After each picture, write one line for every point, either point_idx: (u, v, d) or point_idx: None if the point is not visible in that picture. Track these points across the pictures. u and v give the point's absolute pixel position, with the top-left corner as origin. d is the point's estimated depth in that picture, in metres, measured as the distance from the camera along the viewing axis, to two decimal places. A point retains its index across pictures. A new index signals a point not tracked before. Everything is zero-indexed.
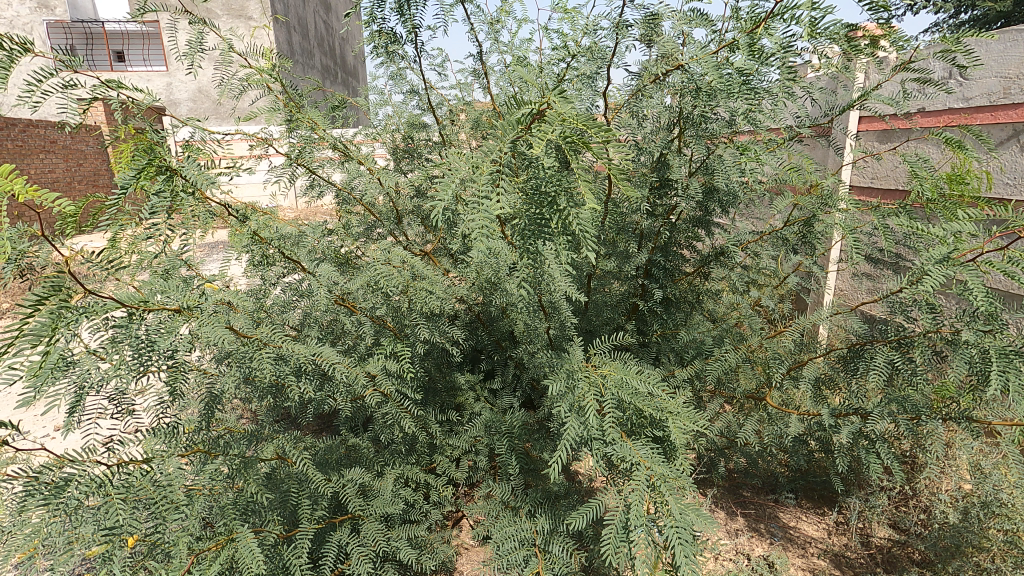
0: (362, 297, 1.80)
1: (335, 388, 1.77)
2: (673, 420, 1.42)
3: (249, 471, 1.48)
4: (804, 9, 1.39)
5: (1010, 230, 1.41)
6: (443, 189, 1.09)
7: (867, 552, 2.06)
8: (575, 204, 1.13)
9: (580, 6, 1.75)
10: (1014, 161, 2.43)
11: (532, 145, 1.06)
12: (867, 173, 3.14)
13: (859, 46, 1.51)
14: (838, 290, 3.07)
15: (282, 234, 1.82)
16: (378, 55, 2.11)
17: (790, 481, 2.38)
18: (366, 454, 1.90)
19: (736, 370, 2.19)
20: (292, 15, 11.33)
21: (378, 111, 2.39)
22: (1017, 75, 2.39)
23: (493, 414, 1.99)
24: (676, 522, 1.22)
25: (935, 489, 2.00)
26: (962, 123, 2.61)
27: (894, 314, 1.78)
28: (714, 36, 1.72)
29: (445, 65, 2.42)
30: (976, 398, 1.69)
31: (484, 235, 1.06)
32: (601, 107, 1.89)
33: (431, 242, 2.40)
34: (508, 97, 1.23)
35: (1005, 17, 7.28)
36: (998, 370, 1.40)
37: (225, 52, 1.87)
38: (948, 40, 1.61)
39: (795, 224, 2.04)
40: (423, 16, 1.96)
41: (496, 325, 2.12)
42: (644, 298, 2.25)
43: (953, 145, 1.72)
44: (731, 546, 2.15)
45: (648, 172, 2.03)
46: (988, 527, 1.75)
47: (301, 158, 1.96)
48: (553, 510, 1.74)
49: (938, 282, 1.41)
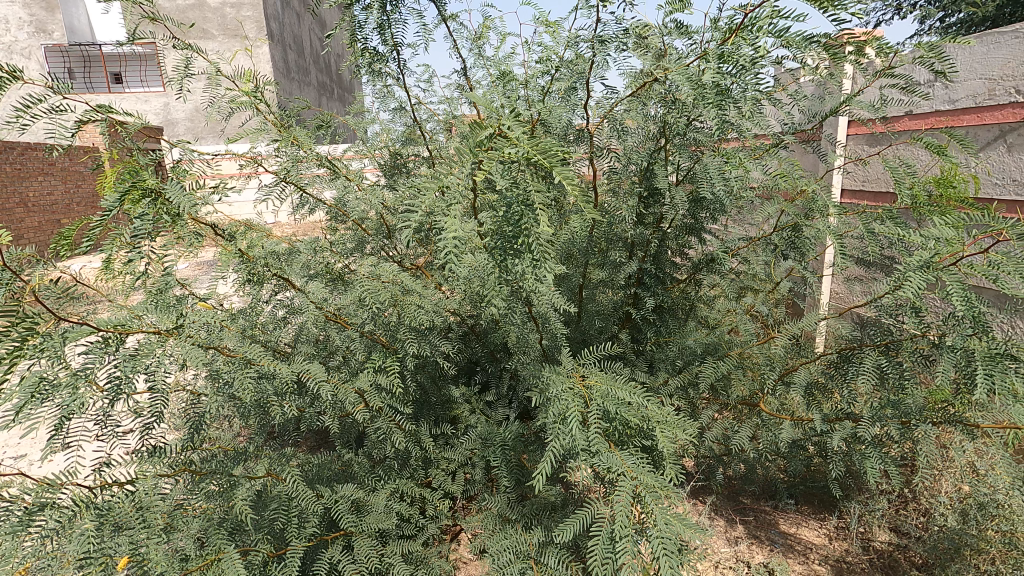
0: (352, 313, 1.81)
1: (325, 404, 1.77)
2: (660, 430, 1.39)
3: (236, 491, 1.47)
4: (768, 20, 1.45)
5: (991, 232, 1.40)
6: (410, 209, 1.12)
7: (868, 557, 2.04)
8: (538, 222, 1.13)
9: (561, 21, 1.77)
10: (1001, 162, 2.41)
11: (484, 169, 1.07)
12: (857, 177, 3.17)
13: (842, 54, 1.50)
14: (832, 294, 3.09)
15: (270, 250, 1.83)
16: (365, 73, 2.14)
17: (789, 487, 2.37)
18: (359, 471, 1.89)
19: (730, 377, 2.18)
20: (289, 36, 11.59)
21: (367, 129, 2.48)
22: (1000, 77, 2.39)
23: (487, 427, 1.98)
24: (661, 534, 1.18)
25: (933, 493, 1.99)
26: (948, 126, 2.62)
27: (882, 319, 1.77)
28: (693, 47, 1.71)
29: (433, 81, 2.47)
30: (969, 400, 1.68)
31: (452, 254, 1.13)
32: (582, 119, 1.88)
33: (422, 254, 2.43)
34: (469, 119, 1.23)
35: (991, 22, 7.28)
36: (983, 373, 1.40)
37: (211, 74, 1.90)
38: (923, 47, 1.59)
39: (783, 229, 2.02)
40: (405, 34, 1.99)
41: (489, 337, 2.11)
42: (637, 307, 2.25)
43: (935, 148, 1.66)
44: (730, 554, 2.13)
45: (637, 182, 2.02)
46: (986, 529, 1.74)
47: (290, 175, 1.94)
48: (546, 522, 1.72)
49: (919, 287, 1.41)
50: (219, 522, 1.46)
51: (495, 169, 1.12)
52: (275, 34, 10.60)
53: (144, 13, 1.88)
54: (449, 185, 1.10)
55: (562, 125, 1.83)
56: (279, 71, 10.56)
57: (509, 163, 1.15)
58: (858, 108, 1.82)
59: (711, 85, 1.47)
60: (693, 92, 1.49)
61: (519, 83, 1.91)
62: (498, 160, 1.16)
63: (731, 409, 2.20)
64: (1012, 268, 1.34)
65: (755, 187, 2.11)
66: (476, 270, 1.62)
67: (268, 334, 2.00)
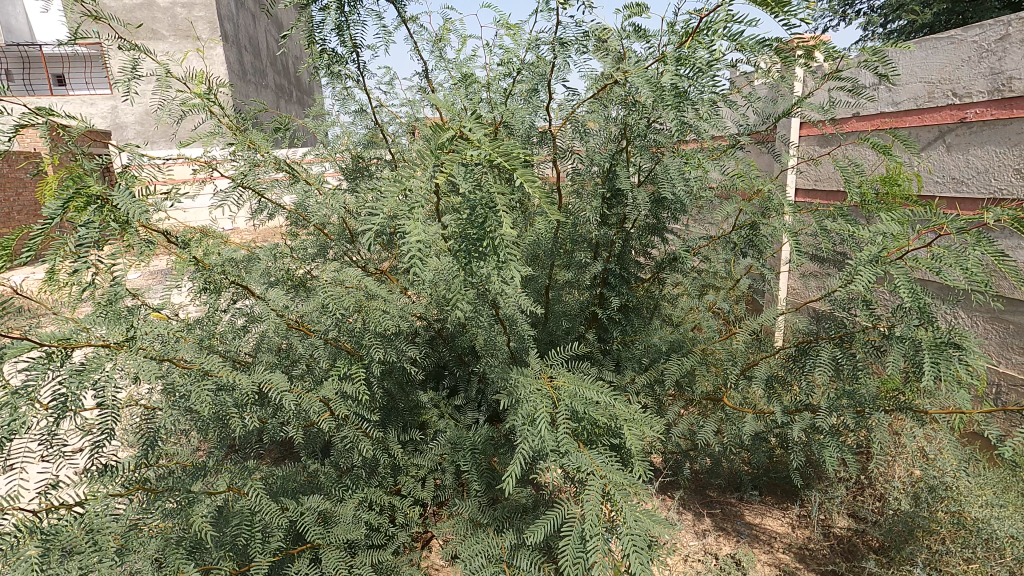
0: (314, 320, 1.77)
1: (289, 414, 1.72)
2: (628, 427, 1.41)
3: (196, 508, 1.41)
4: (722, 24, 1.49)
5: (934, 227, 1.47)
6: (372, 213, 1.10)
7: (828, 543, 2.11)
8: (503, 225, 1.13)
9: (522, 23, 1.77)
10: (941, 161, 2.54)
11: (446, 172, 1.07)
12: (810, 176, 3.28)
13: (793, 58, 1.55)
14: (789, 289, 3.19)
15: (227, 257, 1.77)
16: (324, 75, 2.10)
17: (754, 478, 2.43)
18: (326, 481, 1.85)
19: (694, 373, 2.22)
20: (244, 37, 11.29)
21: (327, 131, 2.44)
22: (938, 80, 2.51)
23: (457, 431, 1.97)
24: (630, 530, 1.20)
25: (887, 478, 2.08)
26: (892, 127, 2.74)
27: (836, 313, 1.83)
28: (651, 51, 1.74)
29: (394, 84, 2.44)
30: (918, 388, 1.76)
31: (416, 258, 1.12)
32: (545, 121, 1.89)
33: (385, 259, 2.39)
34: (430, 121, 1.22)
35: (929, 29, 7.68)
36: (930, 361, 1.48)
37: (160, 76, 1.83)
38: (867, 51, 1.66)
39: (741, 227, 2.07)
40: (364, 35, 1.96)
41: (456, 341, 2.09)
42: (602, 307, 2.27)
43: (881, 148, 1.73)
44: (698, 547, 2.17)
45: (600, 184, 2.04)
46: (936, 511, 1.83)
47: (247, 179, 1.88)
48: (518, 525, 1.72)
49: (869, 281, 1.47)
50: (177, 542, 1.42)
51: (457, 171, 1.11)
52: (230, 36, 10.31)
53: (86, 11, 1.80)
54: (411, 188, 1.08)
55: (525, 127, 1.84)
56: (234, 74, 10.27)
57: (472, 165, 1.14)
58: (809, 110, 1.89)
59: (670, 87, 1.50)
60: (652, 94, 1.52)
61: (481, 85, 1.90)
62: (460, 162, 1.15)
63: (696, 404, 2.24)
64: (953, 261, 1.41)
65: (714, 187, 2.17)
66: (441, 274, 1.60)
67: (227, 343, 1.93)
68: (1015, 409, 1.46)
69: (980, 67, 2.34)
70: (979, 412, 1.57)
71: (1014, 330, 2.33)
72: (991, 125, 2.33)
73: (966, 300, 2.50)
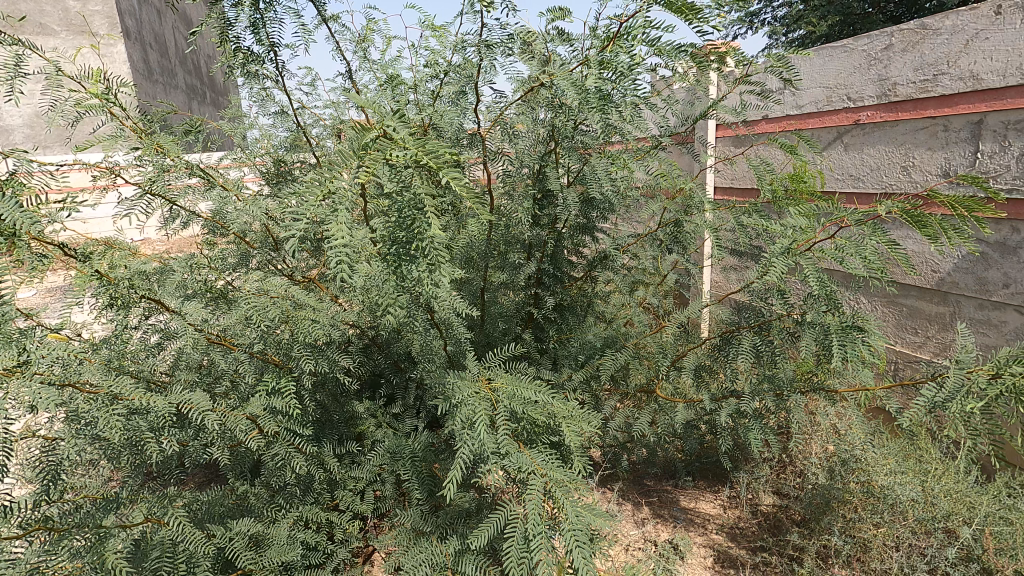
0: (238, 333, 1.68)
1: (213, 435, 1.62)
2: (567, 424, 1.43)
3: (108, 544, 1.30)
4: (641, 29, 1.54)
5: (836, 220, 1.59)
6: (295, 218, 1.05)
7: (756, 520, 2.24)
8: (432, 226, 1.11)
9: (447, 25, 1.77)
10: (840, 160, 2.76)
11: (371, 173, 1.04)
12: (727, 175, 3.47)
13: (707, 63, 1.63)
14: (712, 283, 3.36)
15: (136, 270, 1.64)
16: (239, 75, 2.00)
17: (687, 464, 2.54)
18: (257, 503, 1.76)
19: (628, 367, 2.29)
20: (149, 34, 10.56)
21: (246, 134, 2.32)
22: (835, 85, 2.73)
23: (395, 440, 1.92)
24: (572, 526, 1.21)
25: (806, 455, 2.23)
26: (797, 128, 2.95)
27: (755, 303, 1.95)
28: (575, 54, 1.78)
29: (316, 85, 2.36)
30: (828, 370, 1.90)
31: (344, 264, 1.08)
32: (474, 123, 1.89)
33: (314, 266, 2.31)
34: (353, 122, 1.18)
35: (824, 39, 8.36)
36: (838, 344, 1.60)
37: (50, 74, 1.66)
38: (773, 57, 1.77)
39: (666, 225, 2.15)
40: (282, 34, 1.88)
41: (391, 348, 2.05)
42: (538, 306, 2.29)
43: (788, 148, 1.85)
44: (638, 535, 2.24)
45: (530, 185, 2.07)
46: (849, 481, 1.98)
47: (156, 186, 1.75)
48: (461, 530, 1.70)
49: (782, 272, 1.57)
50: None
51: (383, 172, 1.08)
52: (132, 32, 9.61)
53: None
54: (335, 190, 1.05)
55: (454, 129, 1.83)
56: (138, 73, 9.58)
57: (398, 166, 1.12)
58: (723, 112, 1.99)
59: (594, 90, 1.54)
60: (576, 96, 1.55)
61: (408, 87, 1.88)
62: (385, 163, 1.12)
63: (631, 397, 2.31)
64: (853, 251, 1.54)
65: (640, 186, 2.24)
66: (373, 279, 1.56)
67: (139, 363, 1.79)
68: (910, 383, 1.61)
69: (869, 73, 2.56)
70: (881, 388, 1.72)
71: (906, 312, 2.57)
72: (880, 127, 2.55)
73: (865, 287, 2.73)
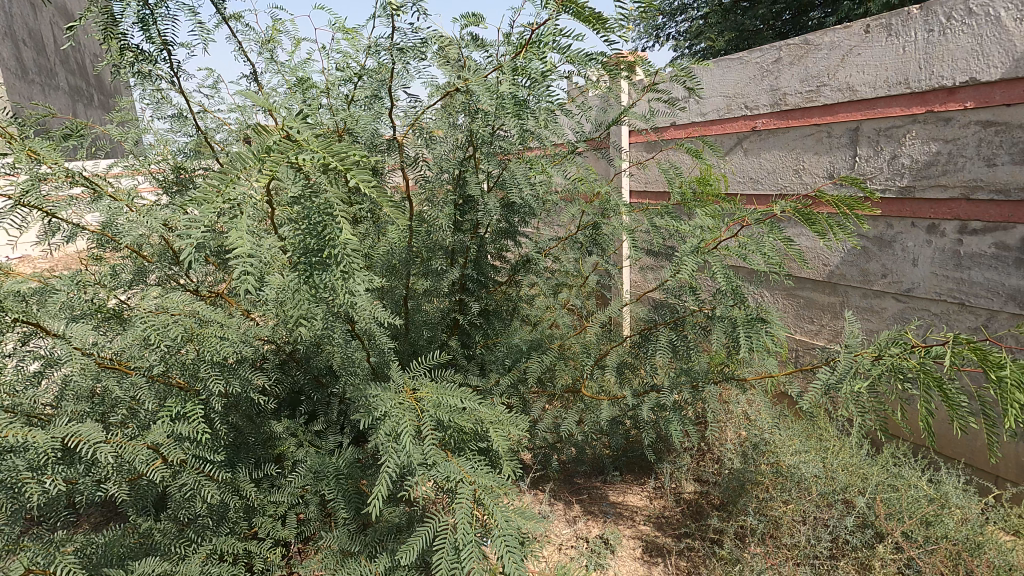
0: (135, 355, 1.54)
1: (108, 468, 1.47)
2: (494, 430, 1.42)
3: None
4: (552, 37, 1.56)
5: (738, 219, 1.70)
6: (192, 226, 0.99)
7: (680, 508, 2.34)
8: (344, 232, 1.07)
9: (359, 27, 1.73)
10: (741, 164, 2.96)
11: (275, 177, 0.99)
12: (641, 180, 3.62)
13: (616, 71, 1.70)
14: (631, 283, 3.49)
15: (10, 291, 1.47)
16: (130, 76, 1.85)
17: (614, 460, 2.61)
18: (163, 540, 1.61)
19: (554, 369, 2.33)
20: (22, 29, 9.53)
21: (141, 140, 2.15)
22: (733, 95, 2.92)
23: (318, 459, 1.84)
24: (502, 531, 1.21)
25: (722, 442, 2.36)
26: (702, 135, 3.13)
27: (670, 300, 2.04)
28: (490, 60, 1.79)
29: (219, 88, 2.24)
30: (738, 360, 2.02)
31: (249, 274, 1.02)
32: (390, 128, 1.87)
33: (222, 280, 2.17)
34: (256, 125, 1.12)
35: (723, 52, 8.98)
36: (744, 335, 1.70)
37: None
38: (677, 66, 1.87)
39: (584, 228, 2.21)
40: (177, 33, 1.76)
41: (310, 363, 1.95)
42: (463, 313, 2.28)
43: (693, 153, 1.96)
44: (570, 533, 2.27)
45: (450, 190, 2.05)
46: (760, 463, 2.12)
47: (32, 196, 1.57)
48: (391, 547, 1.65)
49: (693, 270, 1.65)
50: None
51: (287, 176, 1.03)
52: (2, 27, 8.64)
53: None
54: (237, 197, 0.99)
55: (369, 133, 1.79)
56: (11, 72, 8.63)
57: (306, 170, 1.07)
58: (633, 119, 2.08)
59: (509, 96, 1.55)
60: (491, 101, 1.56)
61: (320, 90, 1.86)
62: (291, 166, 1.07)
63: (558, 398, 2.34)
64: (754, 248, 1.65)
65: (559, 191, 2.29)
66: (286, 291, 1.48)
67: (17, 395, 1.60)
68: (808, 369, 1.75)
69: (762, 84, 2.77)
70: (784, 375, 1.85)
71: (803, 304, 2.79)
72: (774, 133, 2.76)
73: (767, 282, 2.95)
